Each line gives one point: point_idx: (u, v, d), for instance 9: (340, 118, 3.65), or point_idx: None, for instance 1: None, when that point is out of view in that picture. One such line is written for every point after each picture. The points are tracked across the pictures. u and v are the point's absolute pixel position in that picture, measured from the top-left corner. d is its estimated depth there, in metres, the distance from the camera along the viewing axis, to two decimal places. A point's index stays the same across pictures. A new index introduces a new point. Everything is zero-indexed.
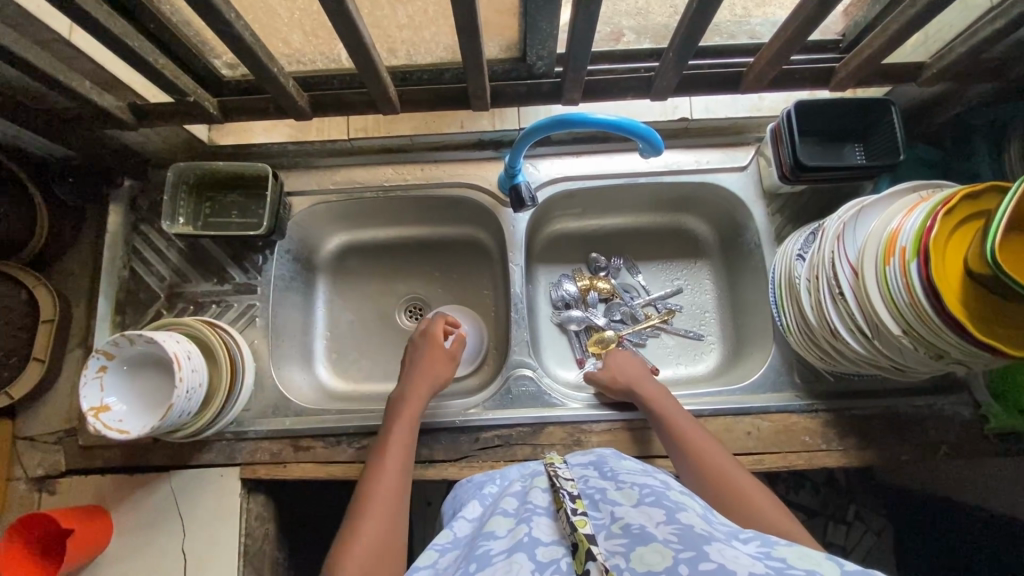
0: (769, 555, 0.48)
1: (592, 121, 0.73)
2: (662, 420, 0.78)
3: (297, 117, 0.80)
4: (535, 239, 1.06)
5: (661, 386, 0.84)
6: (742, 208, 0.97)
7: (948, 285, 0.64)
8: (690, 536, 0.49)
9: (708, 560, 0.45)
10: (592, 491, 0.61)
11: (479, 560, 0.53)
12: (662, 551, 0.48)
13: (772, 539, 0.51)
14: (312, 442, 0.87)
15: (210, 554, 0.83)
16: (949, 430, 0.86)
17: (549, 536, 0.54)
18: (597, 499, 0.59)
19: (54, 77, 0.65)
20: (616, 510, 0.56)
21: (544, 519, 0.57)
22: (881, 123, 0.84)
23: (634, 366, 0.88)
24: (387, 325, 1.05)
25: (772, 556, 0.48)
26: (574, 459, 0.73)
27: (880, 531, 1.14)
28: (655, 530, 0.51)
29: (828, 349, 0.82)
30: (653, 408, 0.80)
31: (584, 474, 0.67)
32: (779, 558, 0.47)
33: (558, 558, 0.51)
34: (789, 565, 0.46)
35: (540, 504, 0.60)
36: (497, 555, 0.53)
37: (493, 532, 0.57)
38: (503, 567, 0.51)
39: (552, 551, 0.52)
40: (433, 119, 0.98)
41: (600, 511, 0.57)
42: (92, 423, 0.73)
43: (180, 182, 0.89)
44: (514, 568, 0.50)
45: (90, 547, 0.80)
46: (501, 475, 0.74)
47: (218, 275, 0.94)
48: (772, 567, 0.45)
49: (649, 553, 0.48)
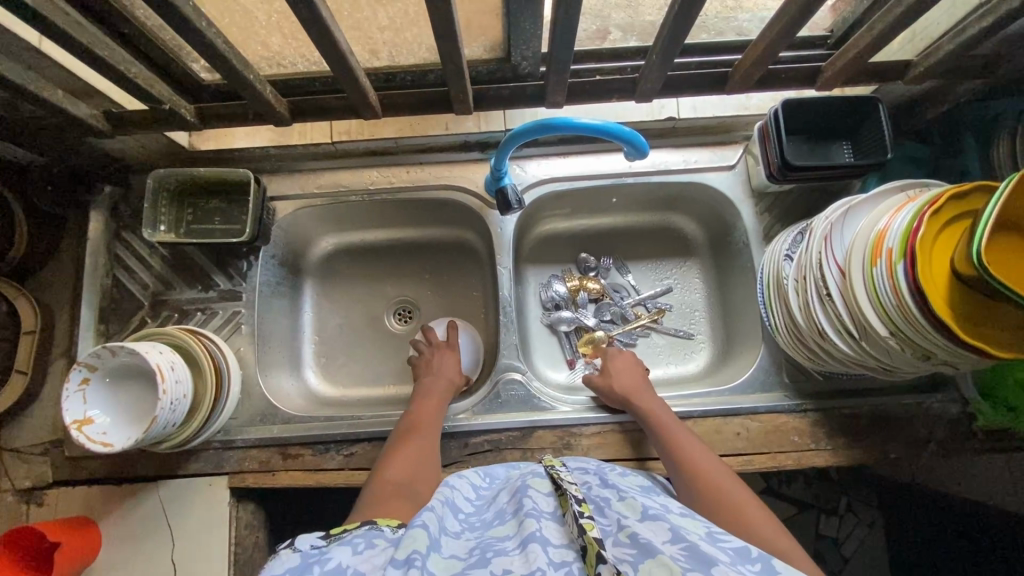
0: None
1: (577, 126, 0.72)
2: (655, 426, 0.78)
3: (277, 123, 0.79)
4: (524, 240, 1.05)
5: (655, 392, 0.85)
6: (730, 208, 0.96)
7: (935, 288, 0.64)
8: (698, 556, 0.49)
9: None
10: (597, 499, 0.62)
11: (496, 548, 0.53)
12: (670, 567, 0.48)
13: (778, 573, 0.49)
14: (301, 450, 0.87)
15: (199, 563, 0.83)
16: (937, 427, 0.86)
17: (558, 540, 0.53)
18: (603, 507, 0.60)
19: (24, 88, 0.63)
20: (623, 519, 0.56)
21: (551, 523, 0.56)
22: (869, 122, 0.83)
23: (624, 360, 0.90)
24: (376, 328, 1.04)
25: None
26: (571, 461, 0.74)
27: (872, 523, 1.18)
28: (663, 546, 0.51)
29: (816, 349, 0.82)
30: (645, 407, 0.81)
31: (585, 480, 0.67)
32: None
33: (569, 560, 0.51)
34: None
35: (545, 506, 0.59)
36: (512, 548, 0.53)
37: (503, 531, 0.56)
38: (517, 560, 0.50)
39: (563, 553, 0.51)
40: (417, 122, 0.97)
41: (607, 517, 0.58)
42: (76, 437, 0.72)
43: (161, 188, 0.87)
44: (530, 556, 0.50)
45: (79, 560, 0.80)
46: (490, 475, 0.74)
47: (202, 283, 0.93)
48: None
49: (657, 568, 0.48)
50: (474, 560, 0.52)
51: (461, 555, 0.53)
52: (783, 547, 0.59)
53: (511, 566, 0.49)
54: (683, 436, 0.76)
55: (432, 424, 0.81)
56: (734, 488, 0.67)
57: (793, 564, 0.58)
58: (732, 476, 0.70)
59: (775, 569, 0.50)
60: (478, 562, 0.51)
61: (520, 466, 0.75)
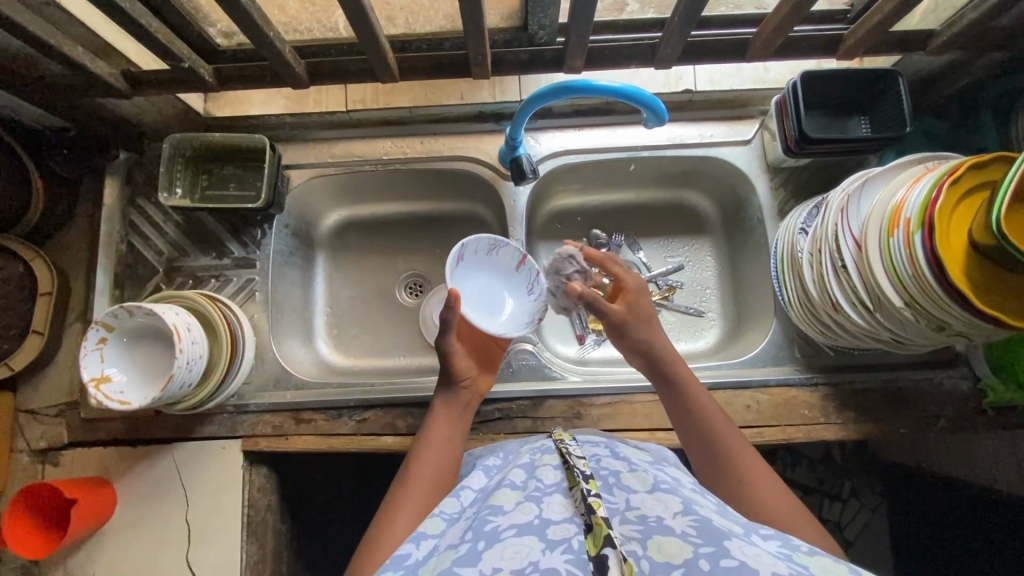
0: (792, 559, 0.48)
1: (596, 88, 0.71)
2: (694, 405, 0.72)
3: (293, 86, 0.78)
4: (536, 214, 1.05)
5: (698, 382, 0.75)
6: (744, 182, 0.96)
7: (951, 255, 0.64)
8: (710, 531, 0.49)
9: (728, 558, 0.45)
10: (605, 473, 0.61)
11: (488, 537, 0.52)
12: (680, 544, 0.48)
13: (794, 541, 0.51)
14: (314, 415, 0.87)
15: (212, 525, 0.84)
16: (947, 403, 0.86)
17: (561, 515, 0.53)
18: (610, 483, 0.59)
19: (43, 40, 0.63)
20: (631, 497, 0.56)
21: (556, 497, 0.55)
22: (889, 95, 0.83)
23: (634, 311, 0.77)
24: (387, 301, 1.05)
25: (793, 559, 0.48)
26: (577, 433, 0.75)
27: (876, 507, 1.19)
28: (673, 520, 0.51)
29: (829, 322, 0.82)
30: (671, 371, 0.74)
31: (594, 452, 0.66)
32: (802, 562, 0.47)
33: (570, 537, 0.50)
34: (811, 570, 0.46)
35: (550, 481, 0.58)
36: (505, 531, 0.52)
37: (500, 506, 0.56)
38: (513, 547, 0.50)
39: (564, 529, 0.51)
40: (432, 90, 0.94)
41: (615, 495, 0.57)
42: (93, 394, 0.73)
43: (177, 154, 0.87)
44: (523, 550, 0.49)
45: (94, 518, 0.81)
46: (503, 450, 0.74)
47: (216, 250, 0.94)
48: (795, 568, 0.45)
49: (667, 545, 0.48)
50: (466, 552, 0.51)
51: (458, 544, 0.53)
52: (801, 529, 0.61)
53: (500, 564, 0.49)
54: (702, 395, 0.73)
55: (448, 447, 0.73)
56: (745, 457, 0.67)
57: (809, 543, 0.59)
58: (745, 440, 0.70)
59: (790, 541, 0.52)
60: (467, 557, 0.50)
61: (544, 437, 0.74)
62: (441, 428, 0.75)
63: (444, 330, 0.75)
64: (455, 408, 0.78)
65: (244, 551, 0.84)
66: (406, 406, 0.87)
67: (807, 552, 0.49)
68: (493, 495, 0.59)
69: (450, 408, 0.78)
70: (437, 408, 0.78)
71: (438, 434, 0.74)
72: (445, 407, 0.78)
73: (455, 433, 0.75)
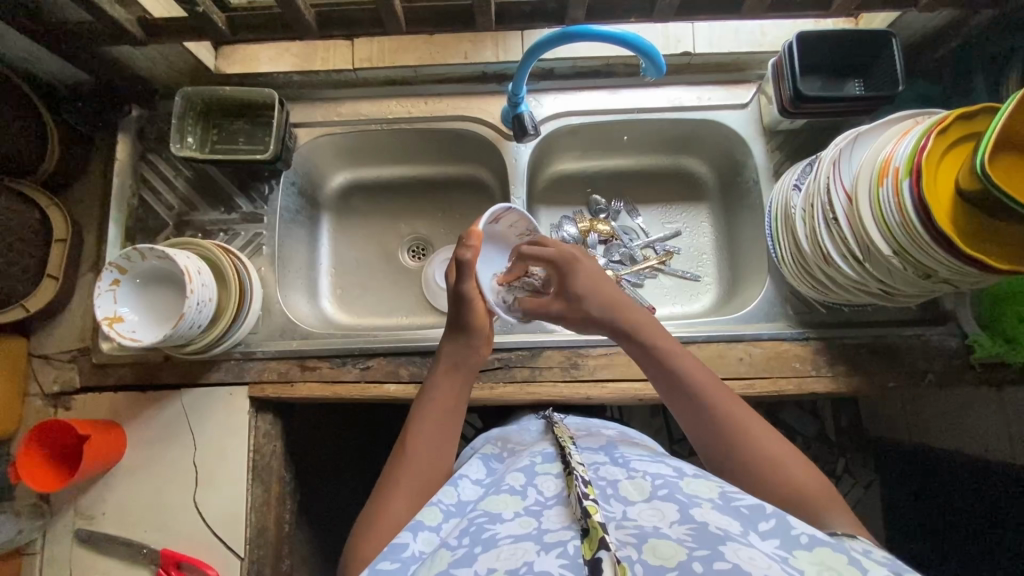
0: (787, 561, 0.46)
1: (596, 34, 0.74)
2: (719, 401, 0.66)
3: (304, 34, 0.81)
4: (537, 179, 1.07)
5: (727, 388, 0.68)
6: (741, 145, 0.98)
7: (937, 202, 0.66)
8: (705, 535, 0.47)
9: (722, 560, 0.44)
10: (603, 481, 0.59)
11: (485, 542, 0.51)
12: (676, 546, 0.46)
13: (793, 532, 0.50)
14: (319, 363, 0.90)
15: (220, 466, 0.87)
16: (936, 359, 0.88)
17: (558, 524, 0.51)
18: (608, 493, 0.56)
19: None
20: (628, 509, 0.53)
21: (555, 510, 0.54)
22: (882, 56, 0.85)
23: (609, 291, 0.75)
24: (391, 262, 1.08)
25: (790, 563, 0.46)
26: (569, 421, 0.79)
27: (869, 484, 1.25)
28: (669, 529, 0.49)
29: (821, 277, 0.84)
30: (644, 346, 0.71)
31: (594, 460, 0.64)
32: (798, 568, 0.46)
33: (566, 540, 0.48)
34: None
35: (550, 493, 0.57)
36: (503, 539, 0.51)
37: (499, 514, 0.55)
38: (508, 551, 0.48)
39: (560, 534, 0.49)
40: (437, 49, 0.96)
41: (612, 504, 0.54)
42: (107, 331, 0.76)
43: (188, 108, 0.90)
44: (519, 553, 0.48)
45: (105, 457, 0.83)
46: (504, 443, 0.76)
47: (225, 204, 0.96)
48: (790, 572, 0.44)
49: (662, 547, 0.46)
50: (461, 555, 0.50)
51: (453, 544, 0.52)
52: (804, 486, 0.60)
53: (495, 565, 0.47)
54: (687, 363, 0.69)
55: (448, 417, 0.70)
56: (749, 428, 0.64)
57: (799, 488, 0.60)
58: (746, 408, 0.66)
59: (789, 524, 0.51)
60: (462, 559, 0.49)
61: (547, 427, 0.76)
62: (442, 394, 0.71)
63: (458, 276, 0.72)
64: (460, 368, 0.74)
65: (250, 492, 0.86)
66: (408, 354, 0.89)
67: (808, 545, 0.49)
68: (491, 498, 0.59)
69: (452, 369, 0.73)
70: (440, 365, 0.74)
71: (438, 402, 0.71)
72: (449, 367, 0.73)
73: (457, 401, 0.72)
